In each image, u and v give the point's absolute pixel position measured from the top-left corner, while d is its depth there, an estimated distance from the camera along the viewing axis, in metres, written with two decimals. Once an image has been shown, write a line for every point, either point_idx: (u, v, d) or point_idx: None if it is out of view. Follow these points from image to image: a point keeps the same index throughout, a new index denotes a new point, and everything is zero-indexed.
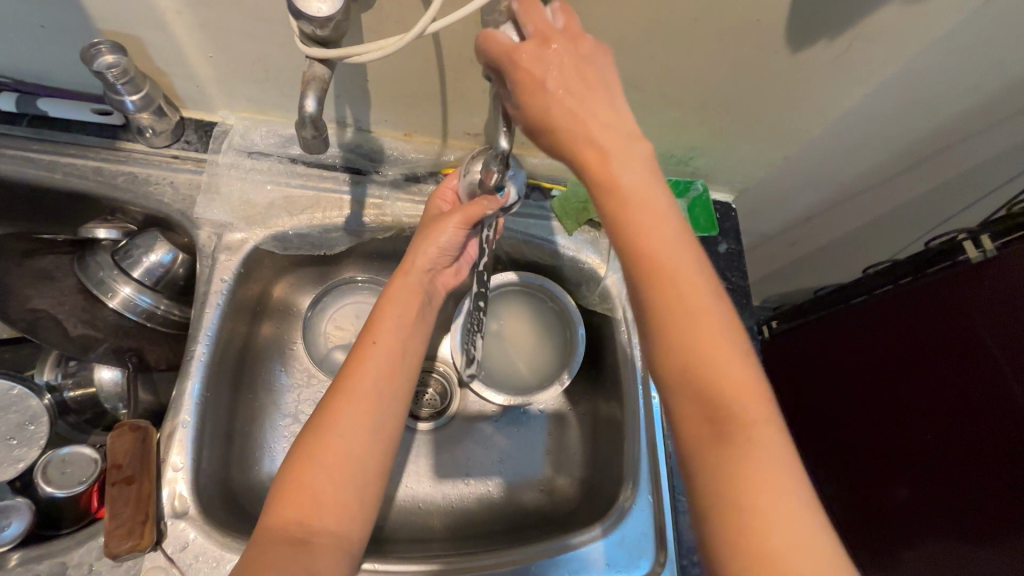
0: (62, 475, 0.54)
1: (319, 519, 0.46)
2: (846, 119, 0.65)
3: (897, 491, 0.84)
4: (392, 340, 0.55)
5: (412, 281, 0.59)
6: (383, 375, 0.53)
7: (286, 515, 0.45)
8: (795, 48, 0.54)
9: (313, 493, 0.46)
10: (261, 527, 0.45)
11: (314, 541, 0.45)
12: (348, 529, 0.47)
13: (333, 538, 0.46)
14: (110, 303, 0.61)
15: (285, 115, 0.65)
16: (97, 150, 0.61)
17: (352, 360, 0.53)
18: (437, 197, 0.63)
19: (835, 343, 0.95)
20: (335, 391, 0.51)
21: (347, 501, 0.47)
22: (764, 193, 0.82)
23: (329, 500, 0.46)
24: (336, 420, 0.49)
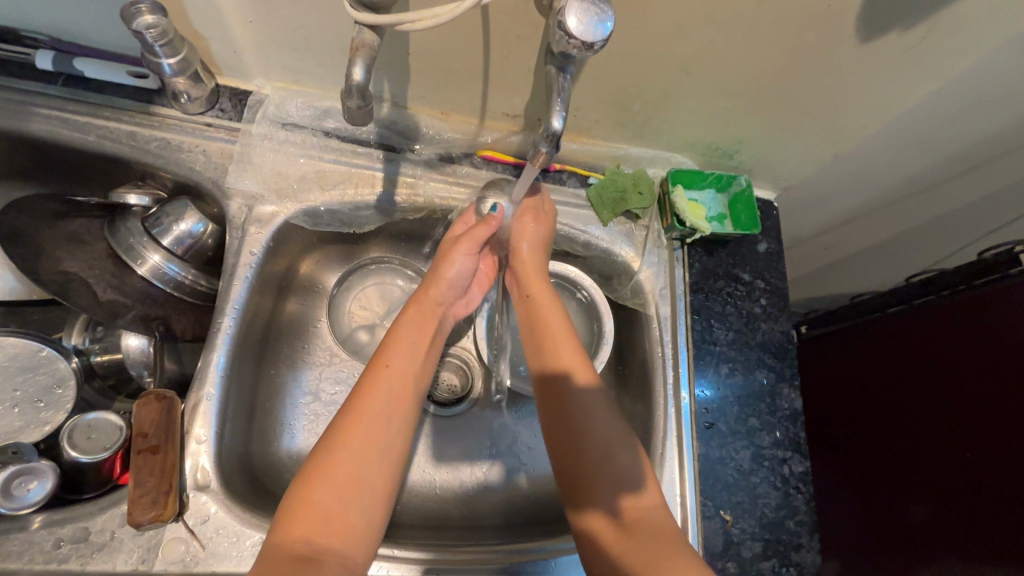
0: (87, 440, 0.53)
1: (327, 536, 0.44)
2: (907, 118, 0.62)
3: (912, 512, 0.81)
4: (405, 361, 0.56)
5: (424, 307, 0.61)
6: (396, 396, 0.53)
7: (296, 531, 0.44)
8: (865, 38, 0.50)
9: (322, 511, 0.45)
10: (269, 543, 0.43)
11: (323, 559, 0.43)
12: (356, 549, 0.45)
13: (341, 559, 0.44)
14: (139, 270, 0.59)
15: (322, 86, 0.63)
16: (131, 114, 0.60)
17: (364, 380, 0.54)
18: (459, 222, 0.66)
19: (869, 352, 0.91)
20: (343, 413, 0.51)
21: (355, 521, 0.46)
22: (808, 192, 0.79)
23: (338, 518, 0.46)
24: (346, 439, 0.49)
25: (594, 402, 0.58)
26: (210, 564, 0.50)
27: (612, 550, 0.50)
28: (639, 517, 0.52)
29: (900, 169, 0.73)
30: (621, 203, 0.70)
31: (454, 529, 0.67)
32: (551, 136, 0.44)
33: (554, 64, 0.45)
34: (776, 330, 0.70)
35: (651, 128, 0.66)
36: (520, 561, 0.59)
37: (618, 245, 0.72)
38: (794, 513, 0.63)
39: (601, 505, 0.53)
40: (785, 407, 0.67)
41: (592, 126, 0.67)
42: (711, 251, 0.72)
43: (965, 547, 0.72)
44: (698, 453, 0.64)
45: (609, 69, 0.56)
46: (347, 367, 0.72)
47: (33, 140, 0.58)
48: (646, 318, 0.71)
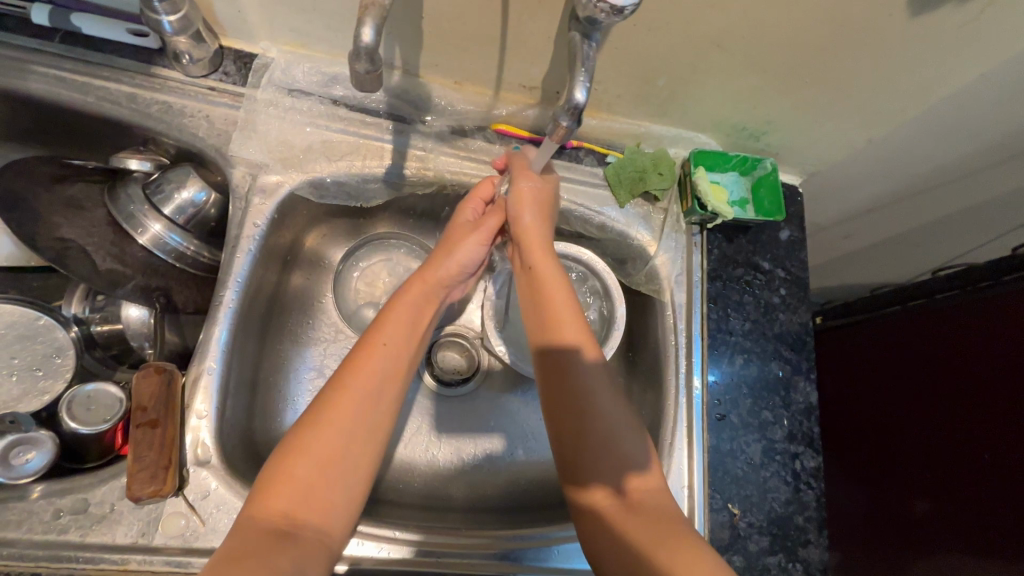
0: (87, 411, 0.53)
1: (305, 512, 0.43)
2: (951, 102, 0.58)
3: (914, 505, 0.80)
4: (401, 346, 0.52)
5: (431, 291, 0.57)
6: (386, 379, 0.50)
7: (274, 505, 0.43)
8: (917, 11, 0.46)
9: (302, 487, 0.44)
10: (245, 514, 0.42)
11: (297, 533, 0.42)
12: (334, 526, 0.45)
13: (315, 534, 0.43)
14: (139, 240, 0.58)
15: (330, 51, 0.59)
16: (131, 75, 0.57)
17: (355, 355, 0.51)
18: (467, 203, 0.61)
19: (885, 346, 0.89)
20: (332, 386, 0.49)
21: (336, 500, 0.45)
22: (837, 178, 0.75)
23: (318, 495, 0.44)
24: (333, 416, 0.47)
25: (597, 383, 0.55)
26: (209, 540, 0.49)
27: (614, 527, 0.50)
28: (641, 499, 0.51)
29: (938, 158, 0.69)
30: (640, 183, 0.67)
31: (456, 511, 0.66)
32: (573, 110, 0.42)
33: (579, 31, 0.42)
34: (795, 321, 0.67)
35: (675, 105, 0.63)
36: (522, 546, 0.59)
37: (635, 228, 0.69)
38: (803, 509, 0.62)
39: (597, 484, 0.52)
40: (800, 401, 0.65)
41: (613, 101, 0.63)
42: (731, 236, 0.69)
43: (966, 542, 0.72)
44: (708, 445, 0.63)
45: (636, 40, 0.52)
46: (352, 344, 0.70)
47: (31, 100, 0.56)
48: (660, 305, 0.69)
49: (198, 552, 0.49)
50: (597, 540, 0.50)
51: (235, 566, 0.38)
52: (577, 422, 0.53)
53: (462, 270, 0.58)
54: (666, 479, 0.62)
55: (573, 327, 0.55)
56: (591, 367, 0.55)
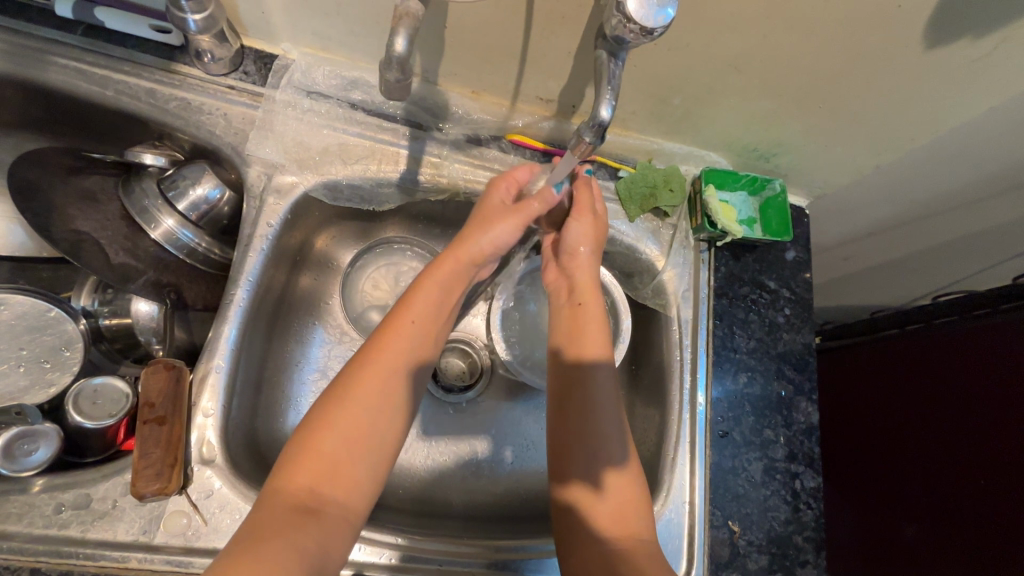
0: (92, 406, 0.52)
1: (328, 487, 0.43)
2: (960, 133, 0.59)
3: (905, 527, 0.80)
4: (427, 324, 0.53)
5: (460, 270, 0.55)
6: (409, 358, 0.50)
7: (299, 480, 0.43)
8: (930, 44, 0.48)
9: (325, 461, 0.44)
10: (270, 489, 0.42)
11: (321, 510, 0.42)
12: (356, 502, 0.44)
13: (339, 510, 0.43)
14: (152, 234, 0.58)
15: (350, 55, 0.59)
16: (152, 70, 0.58)
17: (381, 331, 0.51)
18: (500, 181, 0.59)
19: (882, 369, 0.89)
20: (360, 361, 0.49)
21: (359, 475, 0.45)
22: (843, 201, 0.76)
23: (342, 470, 0.44)
24: (360, 391, 0.47)
25: (605, 395, 0.55)
26: (211, 539, 0.49)
27: (595, 530, 0.50)
28: (620, 500, 0.51)
29: (942, 186, 0.70)
30: (651, 199, 0.68)
31: (455, 518, 0.66)
32: (597, 127, 0.42)
33: (605, 50, 0.42)
34: (798, 341, 0.68)
35: (689, 124, 0.64)
36: (521, 557, 0.59)
37: (643, 243, 0.69)
38: (802, 529, 0.62)
39: (580, 479, 0.52)
40: (801, 420, 0.66)
41: (628, 117, 0.64)
42: (738, 255, 0.69)
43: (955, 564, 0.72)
44: (711, 461, 0.63)
45: (656, 59, 0.53)
46: (356, 347, 0.70)
47: (50, 91, 0.56)
48: (666, 319, 0.69)
49: (199, 551, 0.49)
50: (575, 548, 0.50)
51: (260, 543, 0.38)
52: (582, 427, 0.53)
53: (496, 249, 0.57)
54: (668, 493, 0.62)
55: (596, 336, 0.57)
56: (603, 377, 0.55)
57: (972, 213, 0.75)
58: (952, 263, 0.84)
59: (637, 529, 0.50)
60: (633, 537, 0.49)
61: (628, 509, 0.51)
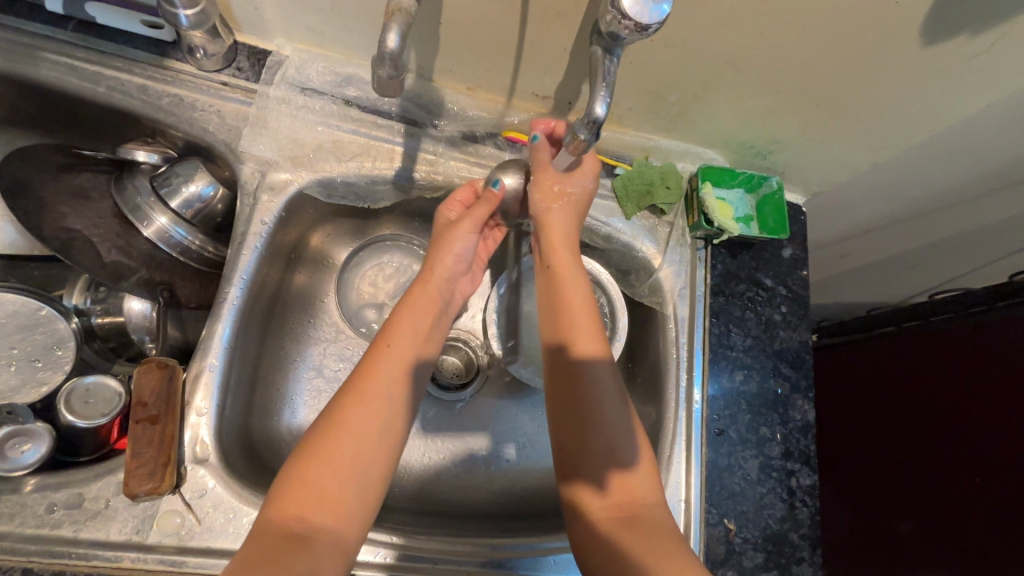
0: (85, 405, 0.52)
1: (320, 515, 0.43)
2: (958, 130, 0.59)
3: (901, 524, 0.80)
4: (411, 347, 0.53)
5: (432, 287, 0.58)
6: (398, 383, 0.50)
7: (289, 510, 0.43)
8: (928, 40, 0.47)
9: (315, 489, 0.44)
10: (260, 522, 0.42)
11: (313, 540, 0.42)
12: (349, 527, 0.44)
13: (331, 538, 0.43)
14: (145, 232, 0.58)
15: (344, 51, 0.59)
16: (144, 66, 0.57)
17: (367, 358, 0.52)
18: (449, 203, 0.61)
19: (879, 366, 0.89)
20: (345, 390, 0.49)
21: (350, 501, 0.45)
22: (840, 199, 0.76)
23: (332, 497, 0.44)
24: (347, 419, 0.47)
25: (606, 393, 0.55)
26: (205, 539, 0.49)
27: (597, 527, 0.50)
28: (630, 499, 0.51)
29: (939, 183, 0.70)
30: (647, 196, 0.68)
31: (450, 516, 0.66)
32: (591, 123, 0.42)
33: (600, 46, 0.42)
34: (795, 339, 0.68)
35: (686, 121, 0.63)
36: (517, 554, 0.59)
37: (640, 240, 0.69)
38: (798, 526, 0.62)
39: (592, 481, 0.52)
40: (798, 418, 0.66)
41: (625, 114, 0.64)
42: (734, 253, 0.69)
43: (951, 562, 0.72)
44: (707, 459, 0.63)
45: (652, 55, 0.53)
46: (352, 345, 0.70)
47: (41, 87, 0.56)
48: (663, 317, 0.69)
49: (193, 551, 0.48)
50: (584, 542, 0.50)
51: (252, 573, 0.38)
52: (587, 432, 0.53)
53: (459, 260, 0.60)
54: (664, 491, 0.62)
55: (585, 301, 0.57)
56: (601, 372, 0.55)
57: (969, 210, 0.75)
58: (949, 260, 0.84)
59: (637, 488, 0.52)
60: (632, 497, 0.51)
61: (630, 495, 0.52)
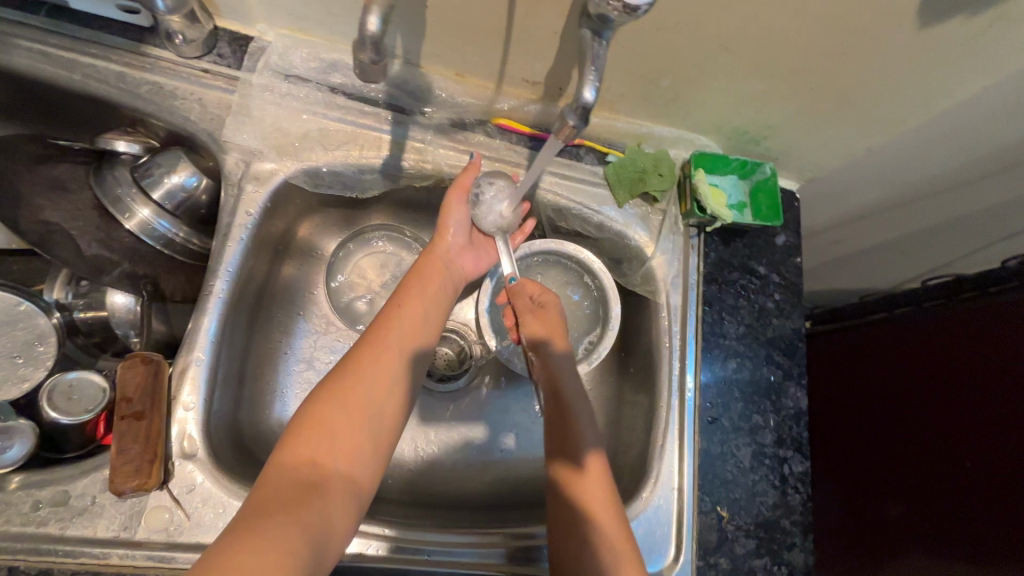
0: (68, 401, 0.51)
1: (333, 458, 0.43)
2: (952, 114, 0.58)
3: (891, 508, 0.81)
4: (416, 311, 0.55)
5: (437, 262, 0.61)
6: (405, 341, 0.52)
7: (303, 455, 0.43)
8: (923, 23, 0.47)
9: (329, 431, 0.44)
10: (273, 466, 0.42)
11: (327, 484, 0.42)
12: (362, 474, 0.44)
13: (343, 483, 0.43)
14: (127, 225, 0.56)
15: (329, 36, 0.57)
16: (121, 53, 0.55)
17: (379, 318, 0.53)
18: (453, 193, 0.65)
19: (873, 352, 0.89)
20: (359, 348, 0.50)
21: (362, 448, 0.45)
22: (835, 185, 0.75)
23: (346, 442, 0.44)
24: (362, 372, 0.48)
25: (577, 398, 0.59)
26: (194, 535, 0.48)
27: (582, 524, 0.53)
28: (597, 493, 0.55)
29: (933, 168, 0.69)
30: (639, 183, 0.67)
31: (444, 508, 0.66)
32: (581, 109, 0.41)
33: (589, 29, 0.41)
34: (788, 327, 0.68)
35: (678, 106, 0.62)
36: (509, 544, 0.59)
37: (633, 229, 0.68)
38: (790, 513, 0.63)
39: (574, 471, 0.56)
40: (790, 406, 0.66)
41: (617, 100, 0.62)
42: (727, 240, 0.69)
43: (939, 544, 0.73)
44: (699, 447, 0.63)
45: (644, 39, 0.52)
46: (343, 337, 0.69)
47: (13, 75, 0.54)
48: (655, 306, 0.68)
49: (181, 547, 0.48)
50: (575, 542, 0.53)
51: (266, 514, 0.38)
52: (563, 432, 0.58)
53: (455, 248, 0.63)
54: (656, 481, 0.62)
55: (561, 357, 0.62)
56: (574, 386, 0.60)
57: (962, 195, 0.75)
58: (942, 246, 0.84)
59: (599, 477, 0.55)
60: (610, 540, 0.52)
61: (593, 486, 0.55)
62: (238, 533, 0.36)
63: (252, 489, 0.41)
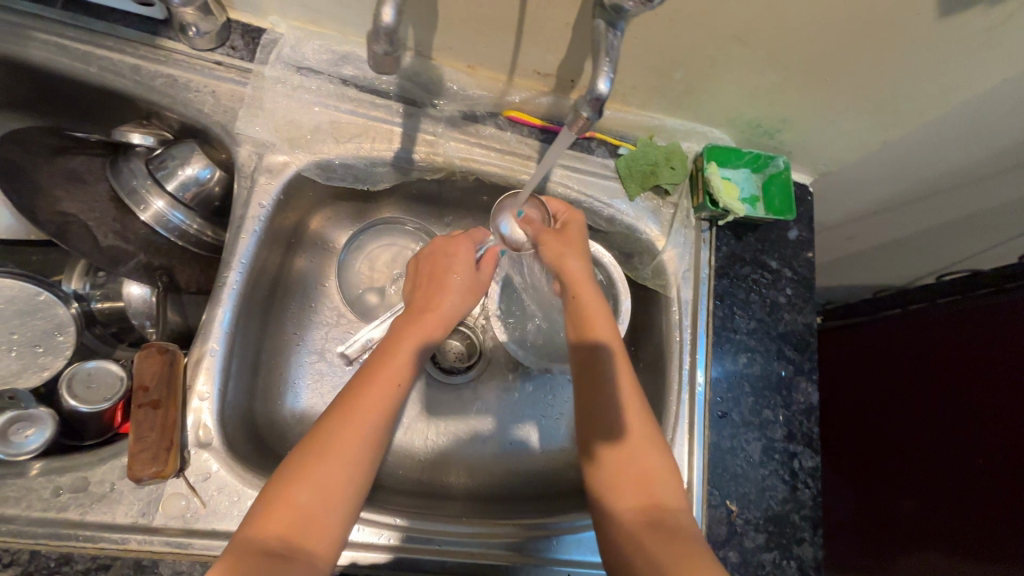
0: (87, 390, 0.52)
1: (302, 536, 0.43)
2: (970, 107, 0.57)
3: (902, 504, 0.81)
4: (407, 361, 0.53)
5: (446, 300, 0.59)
6: (392, 398, 0.50)
7: (271, 529, 0.43)
8: (944, 11, 0.46)
9: (300, 511, 0.44)
10: (242, 535, 0.43)
11: (292, 561, 0.42)
12: (328, 548, 0.44)
13: (309, 559, 0.43)
14: (142, 216, 0.57)
15: (341, 28, 0.57)
16: (136, 46, 0.56)
17: (364, 375, 0.51)
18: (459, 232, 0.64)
19: (886, 348, 0.88)
20: (338, 415, 0.48)
21: (332, 525, 0.45)
22: (849, 178, 0.74)
23: (316, 521, 0.44)
24: (340, 445, 0.47)
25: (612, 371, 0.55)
26: (210, 522, 0.49)
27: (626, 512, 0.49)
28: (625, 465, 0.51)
29: (950, 162, 0.68)
30: (651, 177, 0.66)
31: (454, 500, 0.66)
32: (595, 101, 0.41)
33: (603, 19, 0.40)
34: (799, 321, 0.67)
35: (691, 99, 0.62)
36: (518, 534, 0.59)
37: (644, 222, 0.68)
38: (800, 508, 0.63)
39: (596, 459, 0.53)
40: (801, 401, 0.65)
41: (629, 92, 0.62)
42: (739, 234, 0.68)
43: (951, 541, 0.73)
44: (709, 441, 0.63)
45: (658, 30, 0.51)
46: (354, 329, 0.70)
47: (30, 68, 0.54)
48: (666, 300, 0.68)
49: (197, 533, 0.49)
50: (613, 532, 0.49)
51: None
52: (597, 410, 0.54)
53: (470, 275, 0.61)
54: None
55: (603, 319, 0.57)
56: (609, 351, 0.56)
57: (979, 189, 0.74)
58: (958, 240, 0.83)
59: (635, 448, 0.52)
60: (659, 514, 0.49)
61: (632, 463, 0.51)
62: None
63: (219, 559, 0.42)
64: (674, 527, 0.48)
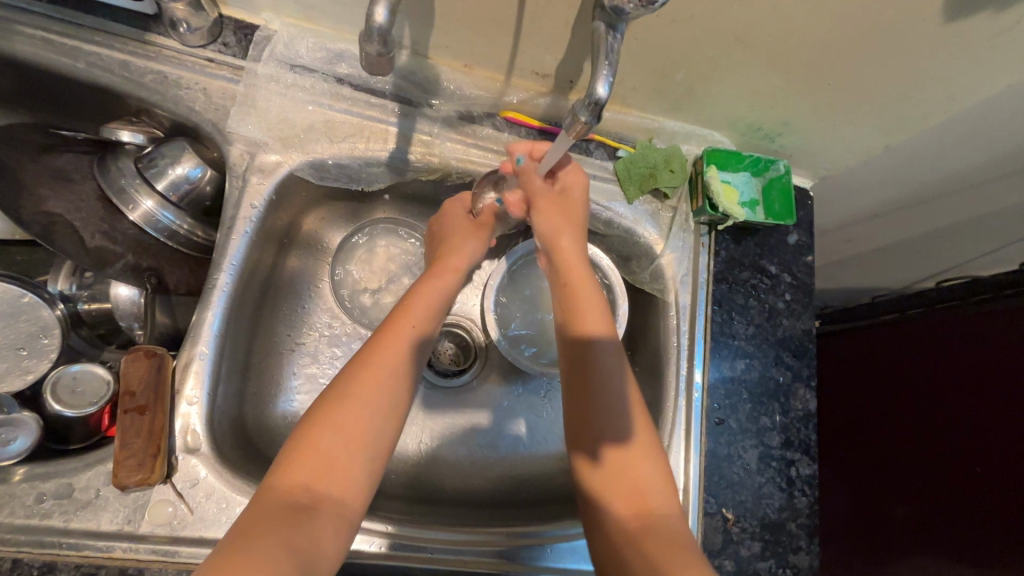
0: (72, 394, 0.51)
1: (326, 484, 0.43)
2: (974, 113, 0.56)
3: (895, 509, 0.80)
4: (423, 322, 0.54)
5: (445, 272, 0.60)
6: (409, 356, 0.51)
7: (296, 479, 0.43)
8: (949, 17, 0.45)
9: (323, 459, 0.44)
10: (267, 487, 0.42)
11: (319, 510, 0.42)
12: (355, 498, 0.44)
13: (336, 508, 0.43)
14: (130, 216, 0.56)
15: (335, 25, 0.56)
16: (125, 41, 0.54)
17: (380, 332, 0.52)
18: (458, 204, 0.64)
19: (884, 353, 0.87)
20: (356, 367, 0.49)
21: (356, 474, 0.45)
22: (849, 183, 0.74)
23: (339, 469, 0.44)
24: (358, 393, 0.47)
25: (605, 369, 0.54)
26: (198, 529, 0.48)
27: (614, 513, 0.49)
28: (615, 466, 0.51)
29: (951, 168, 0.68)
30: (650, 179, 0.66)
31: (446, 504, 0.65)
32: (594, 105, 0.40)
33: (603, 21, 0.40)
34: (798, 327, 0.66)
35: (692, 101, 0.61)
36: (510, 542, 0.58)
37: (642, 226, 0.67)
38: (796, 515, 0.62)
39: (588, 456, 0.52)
40: (798, 408, 0.65)
41: (629, 94, 0.61)
42: (738, 238, 0.67)
43: (944, 549, 0.72)
44: (706, 449, 0.62)
45: (658, 32, 0.50)
46: (348, 332, 0.69)
47: (16, 63, 0.53)
48: (663, 304, 0.68)
49: (185, 541, 0.48)
50: (602, 540, 0.48)
51: (256, 539, 0.38)
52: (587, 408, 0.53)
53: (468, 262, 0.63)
54: None
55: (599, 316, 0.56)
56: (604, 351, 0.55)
57: (981, 194, 0.73)
58: (958, 246, 0.82)
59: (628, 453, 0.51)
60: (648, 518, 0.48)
61: (622, 467, 0.51)
62: (221, 557, 0.36)
63: (243, 511, 0.41)
64: (665, 537, 0.46)
